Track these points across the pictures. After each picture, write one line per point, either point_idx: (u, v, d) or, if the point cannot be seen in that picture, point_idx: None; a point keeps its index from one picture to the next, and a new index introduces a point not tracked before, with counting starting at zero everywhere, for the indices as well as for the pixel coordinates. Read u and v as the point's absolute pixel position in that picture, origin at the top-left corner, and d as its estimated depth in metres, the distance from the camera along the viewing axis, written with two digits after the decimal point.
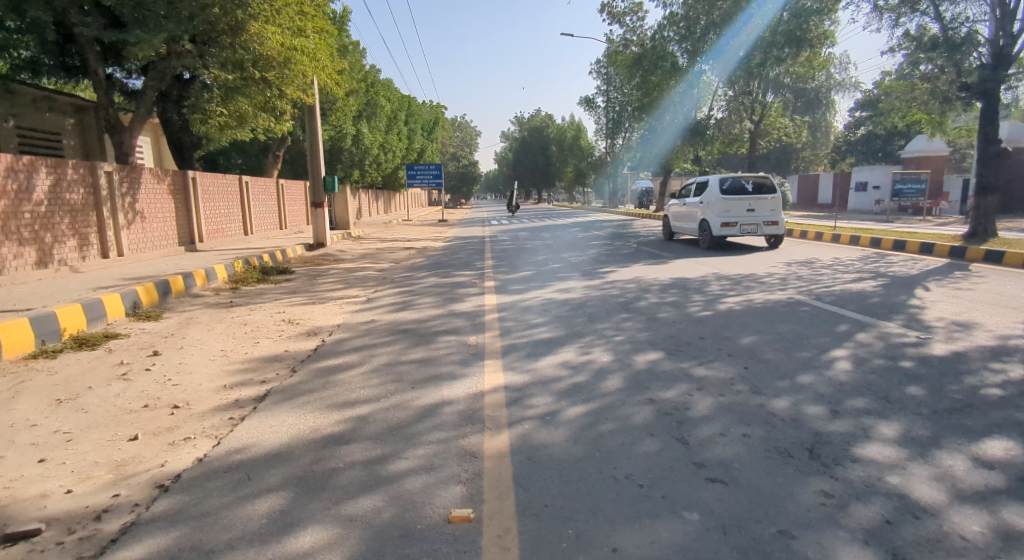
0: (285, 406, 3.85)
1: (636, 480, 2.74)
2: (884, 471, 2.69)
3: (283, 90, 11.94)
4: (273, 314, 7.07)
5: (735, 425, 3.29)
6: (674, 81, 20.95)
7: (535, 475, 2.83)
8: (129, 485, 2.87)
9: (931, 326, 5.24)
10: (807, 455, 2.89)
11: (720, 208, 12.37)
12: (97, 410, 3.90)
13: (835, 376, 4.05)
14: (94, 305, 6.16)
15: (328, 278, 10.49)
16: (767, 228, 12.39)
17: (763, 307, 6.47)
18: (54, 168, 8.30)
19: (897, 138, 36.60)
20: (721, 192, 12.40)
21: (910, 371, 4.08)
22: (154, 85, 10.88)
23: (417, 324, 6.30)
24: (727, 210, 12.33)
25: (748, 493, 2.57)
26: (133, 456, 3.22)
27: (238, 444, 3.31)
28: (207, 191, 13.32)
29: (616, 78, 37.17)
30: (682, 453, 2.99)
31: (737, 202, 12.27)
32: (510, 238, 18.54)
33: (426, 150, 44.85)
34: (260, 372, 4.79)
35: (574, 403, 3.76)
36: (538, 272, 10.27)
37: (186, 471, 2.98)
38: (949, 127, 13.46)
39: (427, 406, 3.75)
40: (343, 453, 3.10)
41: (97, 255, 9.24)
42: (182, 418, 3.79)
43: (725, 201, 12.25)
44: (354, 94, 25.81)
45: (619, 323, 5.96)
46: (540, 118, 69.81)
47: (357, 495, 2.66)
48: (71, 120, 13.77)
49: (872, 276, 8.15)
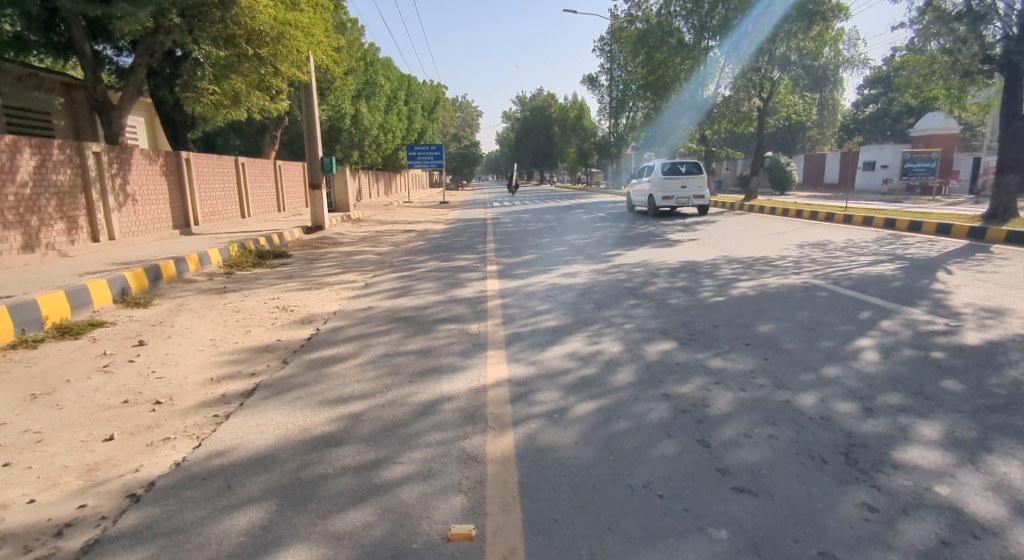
0: (274, 403, 3.59)
1: (656, 489, 2.47)
2: (931, 480, 2.42)
3: (278, 68, 11.53)
4: (267, 300, 6.80)
5: (761, 425, 3.02)
6: (680, 58, 20.39)
7: (544, 483, 2.57)
8: (98, 494, 2.61)
9: (960, 313, 4.95)
10: (842, 460, 2.62)
11: (661, 185, 16.01)
12: (73, 407, 3.65)
13: (863, 368, 3.77)
14: (79, 292, 5.90)
15: (326, 262, 10.22)
16: (696, 201, 16.00)
17: (779, 292, 6.18)
18: (38, 148, 7.99)
19: (906, 116, 35.92)
20: (662, 173, 15.98)
21: (943, 362, 3.80)
22: (144, 61, 10.51)
23: (417, 311, 6.04)
24: (666, 187, 16.00)
25: (782, 507, 2.30)
26: (106, 459, 2.97)
27: (221, 445, 3.05)
28: (202, 173, 12.99)
29: (620, 56, 36.49)
30: (704, 458, 2.72)
31: (674, 181, 15.92)
32: (512, 219, 18.18)
33: (427, 130, 44.28)
34: (249, 363, 4.53)
35: (583, 399, 3.50)
36: (542, 255, 9.98)
37: (161, 477, 2.72)
38: (967, 103, 13.00)
39: (426, 404, 3.49)
40: (333, 457, 2.85)
41: (87, 239, 8.97)
42: (163, 415, 3.54)
43: (665, 179, 15.87)
44: (352, 73, 25.29)
45: (628, 310, 5.69)
46: (543, 98, 68.93)
47: (347, 507, 2.40)
48: (61, 100, 13.41)
49: (889, 258, 7.84)
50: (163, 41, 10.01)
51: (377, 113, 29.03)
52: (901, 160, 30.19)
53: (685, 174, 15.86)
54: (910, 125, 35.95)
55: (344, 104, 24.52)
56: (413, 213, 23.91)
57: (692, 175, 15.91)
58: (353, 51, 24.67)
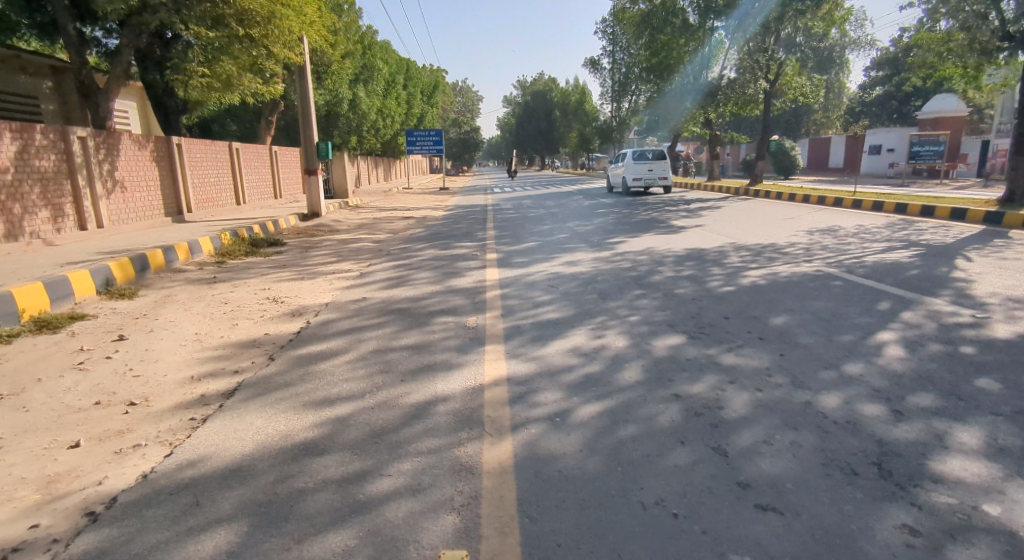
0: (255, 404, 3.35)
1: (670, 508, 2.22)
2: (979, 498, 2.16)
3: (270, 48, 11.21)
4: (257, 291, 6.55)
5: (781, 430, 2.76)
6: (684, 39, 19.88)
7: (545, 499, 2.32)
8: (53, 511, 2.36)
9: (985, 303, 4.67)
10: (875, 473, 2.37)
11: (634, 169, 19.23)
12: (40, 408, 3.40)
13: (887, 365, 3.51)
14: (59, 284, 5.65)
15: (321, 250, 9.94)
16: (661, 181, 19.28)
17: (791, 281, 5.90)
18: (19, 132, 7.70)
19: (913, 98, 35.36)
20: (633, 159, 19.27)
21: (975, 359, 3.53)
22: (131, 42, 10.18)
23: (412, 302, 5.78)
24: (637, 170, 19.26)
25: (812, 530, 2.05)
26: (69, 469, 2.73)
27: (195, 454, 2.80)
28: (195, 158, 12.68)
29: (623, 37, 35.93)
30: (721, 469, 2.47)
31: (643, 165, 19.15)
32: (513, 206, 17.85)
33: (427, 116, 43.80)
34: (234, 360, 4.28)
35: (587, 400, 3.25)
36: (543, 243, 9.69)
37: (126, 491, 2.48)
38: (982, 83, 12.61)
39: (418, 406, 3.23)
40: (315, 468, 2.60)
41: (74, 227, 8.72)
42: (136, 418, 3.29)
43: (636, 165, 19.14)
44: (348, 57, 24.81)
45: (633, 301, 5.43)
46: (544, 82, 68.25)
47: (325, 529, 2.16)
48: (49, 83, 13.08)
49: (904, 244, 7.54)
50: (150, 22, 9.64)
51: (375, 97, 28.54)
52: (908, 143, 29.74)
53: (651, 160, 19.15)
54: (918, 108, 35.37)
55: (342, 88, 24.06)
56: (412, 200, 23.61)
57: (658, 160, 19.19)
58: (349, 33, 24.13)
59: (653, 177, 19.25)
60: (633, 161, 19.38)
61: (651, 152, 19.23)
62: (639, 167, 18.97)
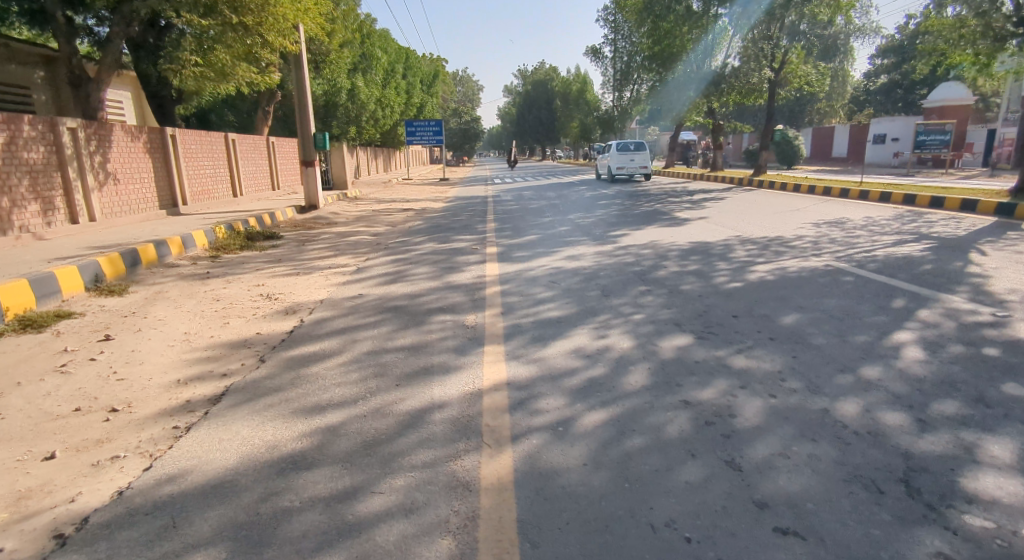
0: (242, 411, 3.18)
1: (682, 532, 2.06)
2: (1018, 522, 1.99)
3: (265, 36, 11.01)
4: (251, 287, 6.37)
5: (798, 441, 2.59)
6: (687, 27, 19.57)
7: (548, 520, 2.15)
8: (19, 533, 2.20)
9: (1005, 301, 4.49)
10: (903, 491, 2.19)
11: (617, 159, 21.37)
12: (17, 416, 3.23)
13: (907, 368, 3.33)
14: (45, 280, 5.48)
15: (318, 244, 9.76)
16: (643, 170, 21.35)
17: (800, 277, 5.71)
18: (7, 123, 7.51)
19: (919, 87, 34.98)
20: (617, 151, 21.39)
21: (999, 362, 3.35)
22: (122, 30, 9.86)
23: (410, 299, 5.60)
24: (620, 160, 21.40)
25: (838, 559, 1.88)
26: (41, 485, 2.56)
27: (176, 466, 2.64)
28: (190, 150, 12.47)
29: (625, 25, 35.51)
30: (736, 487, 2.30)
31: (626, 156, 21.28)
32: (513, 197, 17.63)
33: (427, 105, 43.44)
34: (223, 362, 4.11)
35: (590, 407, 3.08)
36: (544, 236, 9.50)
37: (99, 510, 2.31)
38: (993, 70, 12.36)
39: (413, 414, 3.06)
40: (301, 485, 2.44)
41: (65, 221, 8.54)
42: (116, 426, 3.12)
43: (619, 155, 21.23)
44: (346, 46, 24.47)
45: (637, 298, 5.25)
46: (545, 71, 67.74)
47: (310, 556, 1.99)
48: (41, 73, 12.85)
49: (915, 237, 7.34)
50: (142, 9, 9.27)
51: (374, 87, 28.17)
52: (913, 133, 29.44)
53: (633, 151, 21.25)
54: (924, 97, 34.94)
55: (340, 77, 23.76)
56: (413, 191, 23.39)
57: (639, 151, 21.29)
58: (347, 22, 23.77)
59: (636, 166, 21.37)
60: (617, 152, 21.50)
61: (633, 144, 21.35)
62: (622, 158, 21.19)
